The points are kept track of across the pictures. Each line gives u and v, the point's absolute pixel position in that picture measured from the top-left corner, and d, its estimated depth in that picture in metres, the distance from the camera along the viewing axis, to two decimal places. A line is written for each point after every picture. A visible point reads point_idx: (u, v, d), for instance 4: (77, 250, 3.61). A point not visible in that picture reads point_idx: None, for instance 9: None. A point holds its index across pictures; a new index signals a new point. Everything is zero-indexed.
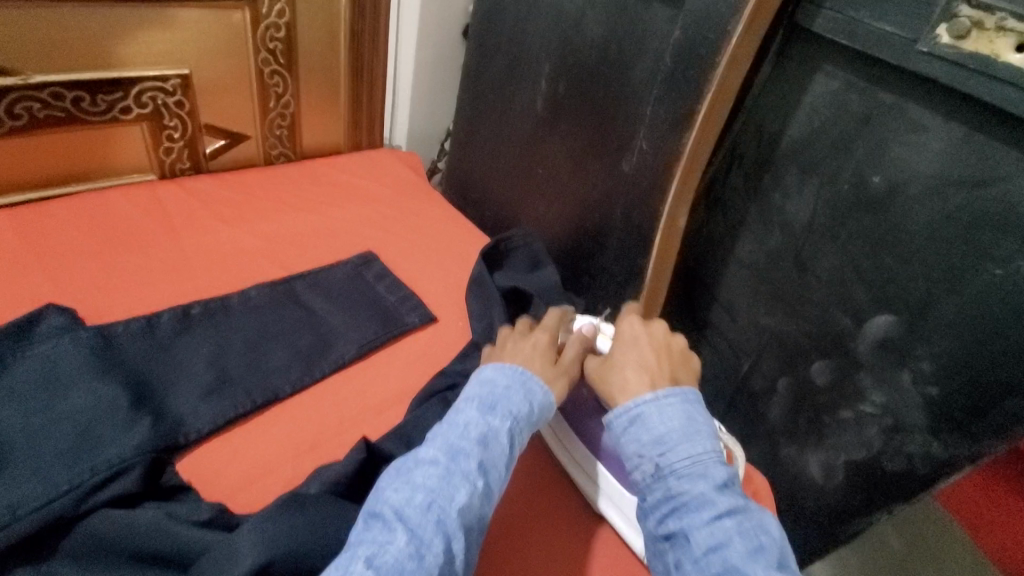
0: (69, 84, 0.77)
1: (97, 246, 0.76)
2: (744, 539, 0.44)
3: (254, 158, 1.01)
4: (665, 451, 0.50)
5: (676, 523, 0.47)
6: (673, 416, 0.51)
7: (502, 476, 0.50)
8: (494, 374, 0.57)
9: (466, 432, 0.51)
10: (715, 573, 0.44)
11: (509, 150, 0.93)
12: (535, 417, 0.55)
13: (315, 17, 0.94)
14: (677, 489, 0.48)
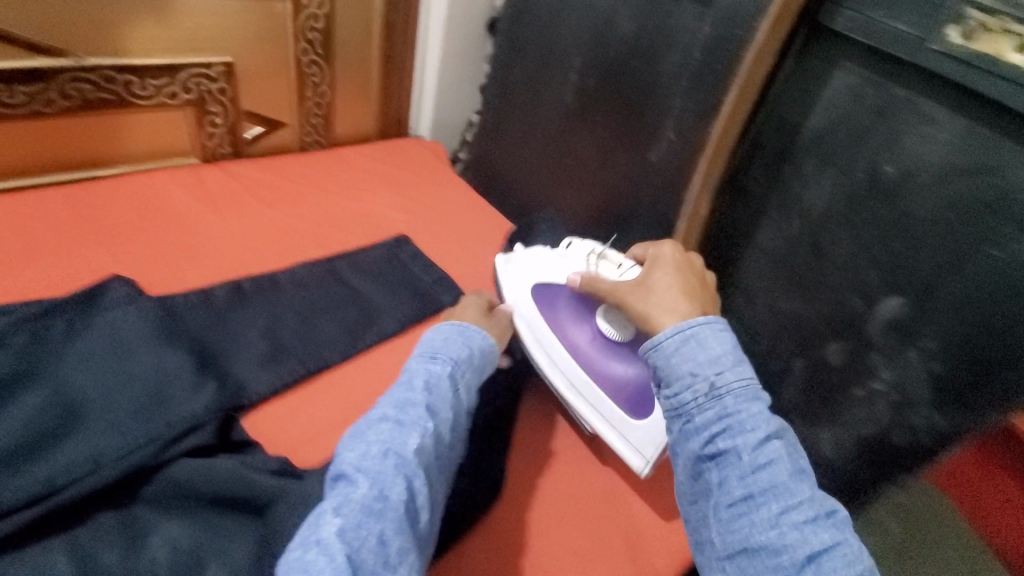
0: (120, 67, 0.79)
1: (148, 223, 0.79)
2: (792, 460, 0.44)
3: (289, 145, 1.05)
4: (720, 370, 0.47)
5: (725, 441, 0.46)
6: (723, 341, 0.49)
7: (450, 417, 0.55)
8: (434, 334, 0.63)
9: (411, 391, 0.55)
10: (763, 489, 0.44)
11: (538, 140, 0.98)
12: (474, 367, 0.61)
13: (352, 9, 0.98)
14: (730, 409, 0.46)
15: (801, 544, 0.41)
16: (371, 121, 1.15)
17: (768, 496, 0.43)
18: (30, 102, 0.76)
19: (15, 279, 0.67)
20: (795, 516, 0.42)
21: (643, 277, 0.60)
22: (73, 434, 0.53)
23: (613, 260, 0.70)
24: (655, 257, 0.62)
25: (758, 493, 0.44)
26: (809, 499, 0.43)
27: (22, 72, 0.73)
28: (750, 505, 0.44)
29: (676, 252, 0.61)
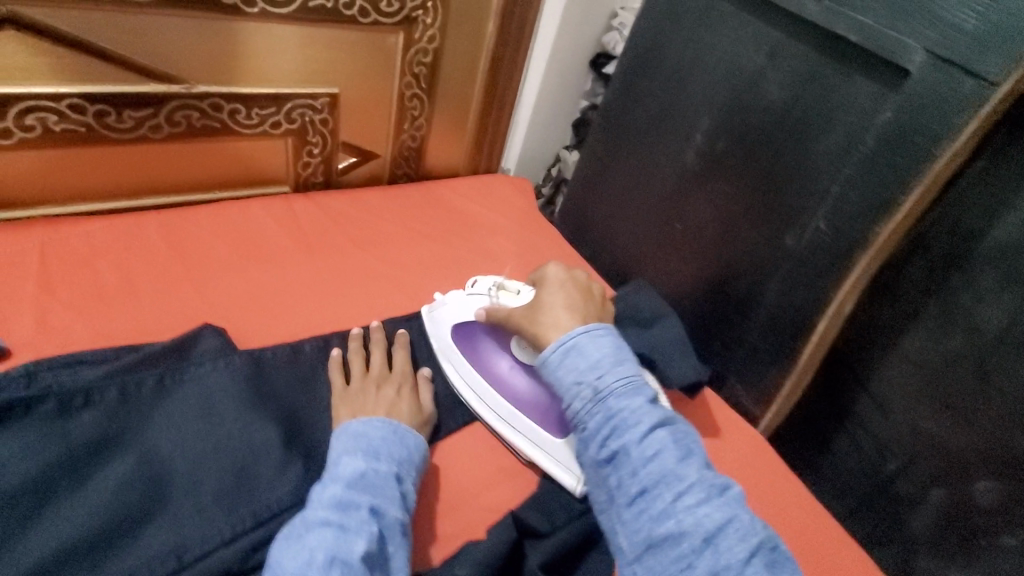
0: (229, 96, 0.76)
1: (240, 262, 0.75)
2: (676, 448, 0.48)
3: (379, 175, 1.01)
4: (600, 374, 0.52)
5: (614, 441, 0.50)
6: (603, 347, 0.54)
7: (401, 517, 0.50)
8: (368, 427, 0.57)
9: (329, 490, 0.49)
10: (655, 480, 0.47)
11: (644, 198, 0.90)
12: (416, 460, 0.56)
13: (461, 44, 0.93)
14: (615, 410, 0.51)
15: (698, 527, 0.44)
16: (462, 154, 1.10)
17: (661, 486, 0.47)
18: (137, 127, 0.73)
19: (107, 320, 0.64)
20: (688, 501, 0.45)
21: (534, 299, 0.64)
22: (155, 518, 0.49)
23: (512, 289, 0.70)
24: (547, 279, 0.66)
25: (652, 485, 0.47)
26: (701, 482, 0.46)
27: (134, 99, 0.70)
28: (646, 498, 0.47)
29: (560, 272, 0.66)
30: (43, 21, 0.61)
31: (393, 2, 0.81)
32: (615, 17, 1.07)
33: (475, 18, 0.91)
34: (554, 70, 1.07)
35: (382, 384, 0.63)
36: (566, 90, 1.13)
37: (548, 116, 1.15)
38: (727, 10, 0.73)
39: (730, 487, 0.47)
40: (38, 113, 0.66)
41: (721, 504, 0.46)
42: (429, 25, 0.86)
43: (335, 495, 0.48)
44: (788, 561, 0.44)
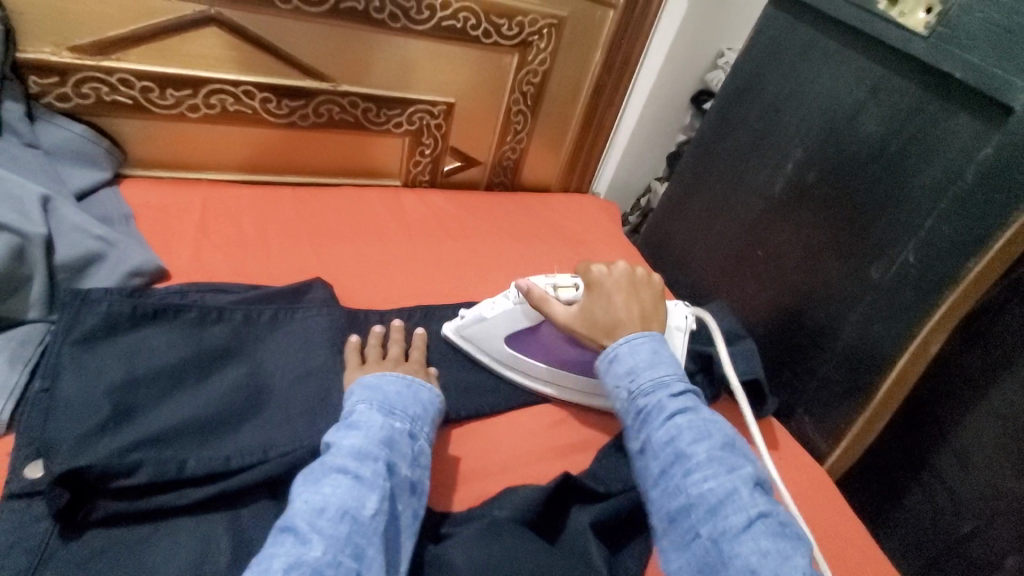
0: (366, 96, 0.89)
1: (351, 235, 0.87)
2: (691, 431, 0.51)
3: (478, 181, 1.11)
4: (634, 376, 0.57)
5: (640, 431, 0.54)
6: (640, 351, 0.59)
7: (410, 474, 0.52)
8: (383, 385, 0.58)
9: (348, 441, 0.50)
10: (671, 461, 0.50)
11: (726, 225, 0.92)
12: (428, 420, 0.58)
13: (569, 69, 1.01)
14: (643, 404, 0.55)
15: (703, 498, 0.47)
16: (557, 172, 1.17)
17: (675, 466, 0.50)
18: (291, 115, 0.87)
19: (242, 263, 0.76)
20: (696, 477, 0.48)
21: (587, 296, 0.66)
22: (252, 420, 0.58)
23: (568, 285, 0.69)
24: (600, 274, 0.68)
25: (668, 465, 0.50)
26: (710, 459, 0.49)
27: (292, 90, 0.85)
28: (664, 477, 0.50)
29: (603, 271, 0.68)
30: (238, 22, 0.77)
31: (514, 27, 0.91)
32: (721, 57, 1.12)
33: (584, 46, 0.99)
34: (654, 101, 1.12)
35: (398, 364, 0.65)
36: (664, 122, 1.18)
37: (644, 146, 1.20)
38: (832, 47, 0.75)
39: (741, 470, 0.49)
40: (221, 94, 0.82)
41: (729, 481, 0.48)
42: (543, 49, 0.96)
43: (354, 446, 0.49)
44: (789, 534, 0.45)
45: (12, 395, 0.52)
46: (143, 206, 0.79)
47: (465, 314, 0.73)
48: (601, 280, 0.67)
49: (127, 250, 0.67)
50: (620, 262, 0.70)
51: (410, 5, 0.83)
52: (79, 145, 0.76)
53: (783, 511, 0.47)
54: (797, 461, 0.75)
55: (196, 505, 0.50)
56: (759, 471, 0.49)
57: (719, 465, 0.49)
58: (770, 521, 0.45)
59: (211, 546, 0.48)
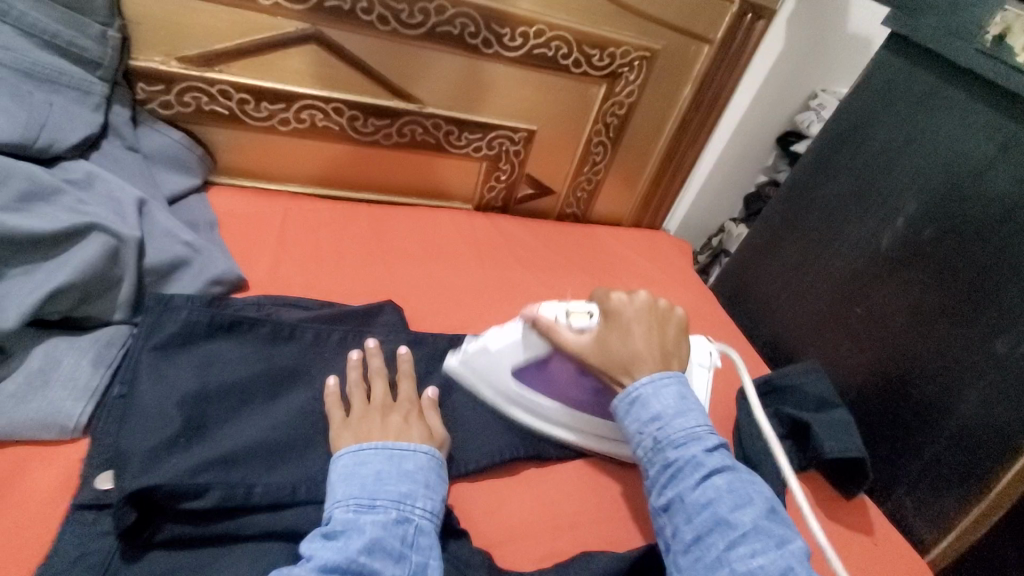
0: (449, 119, 0.89)
1: (422, 257, 0.85)
2: (732, 496, 0.47)
3: (549, 210, 1.09)
4: (660, 422, 0.52)
5: (670, 488, 0.49)
6: (667, 394, 0.54)
7: (403, 570, 0.43)
8: (361, 464, 0.49)
9: (321, 551, 0.42)
10: (709, 528, 0.45)
11: (819, 277, 0.85)
12: (422, 491, 0.49)
13: (655, 102, 0.98)
14: (673, 458, 0.50)
15: None
16: (630, 206, 1.13)
17: (715, 534, 0.45)
18: (375, 133, 0.88)
19: (317, 278, 0.75)
20: (741, 550, 0.44)
21: (604, 327, 0.60)
22: (316, 447, 0.55)
23: (582, 313, 0.61)
24: (620, 304, 0.62)
25: (705, 532, 0.45)
26: (757, 531, 0.45)
27: (380, 110, 0.85)
28: (700, 545, 0.45)
29: (625, 300, 0.62)
30: (336, 41, 0.77)
31: (605, 58, 0.89)
32: (814, 98, 1.06)
33: (674, 81, 0.96)
34: (738, 140, 1.08)
35: (389, 411, 0.56)
36: (747, 162, 1.13)
37: (722, 185, 1.16)
38: (958, 96, 0.69)
39: (788, 543, 0.44)
40: (311, 109, 0.83)
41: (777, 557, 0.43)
42: (632, 81, 0.93)
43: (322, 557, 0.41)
44: None
45: (92, 399, 0.51)
46: (227, 215, 0.80)
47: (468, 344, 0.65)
48: (623, 309, 0.61)
49: (211, 258, 0.67)
50: (642, 292, 0.63)
51: (504, 32, 0.82)
52: (176, 150, 0.77)
53: None
54: (894, 550, 0.66)
55: (261, 534, 0.48)
56: (806, 546, 0.45)
57: (763, 535, 0.44)
58: None
59: None
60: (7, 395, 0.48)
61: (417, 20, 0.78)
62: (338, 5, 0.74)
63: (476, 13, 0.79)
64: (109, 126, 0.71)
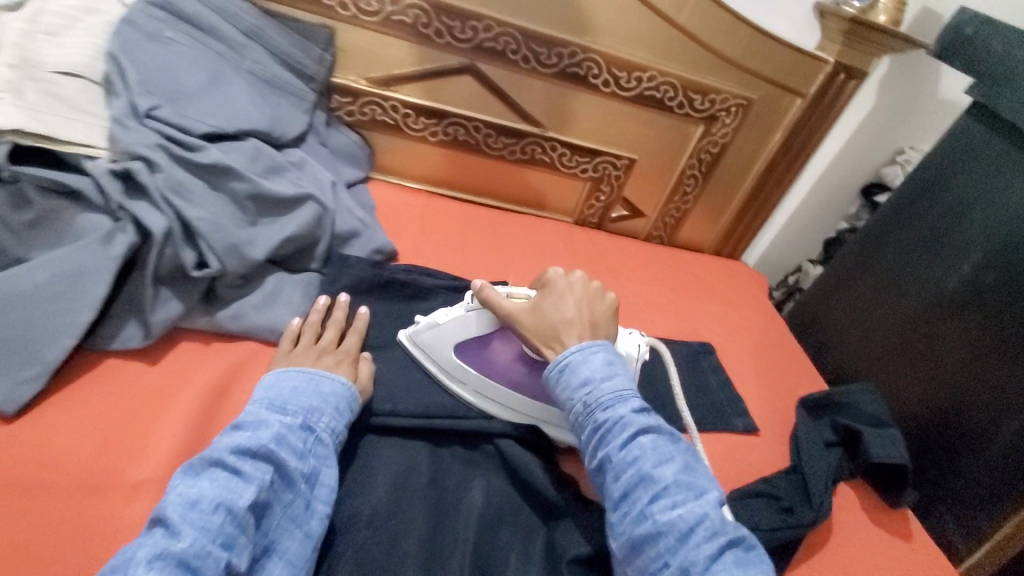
0: (564, 143, 1.05)
1: (529, 255, 1.01)
2: (654, 453, 0.55)
3: (638, 232, 1.22)
4: (592, 390, 0.59)
5: (600, 449, 0.56)
6: (595, 364, 0.61)
7: (302, 466, 0.53)
8: (281, 379, 0.59)
9: (231, 438, 0.51)
10: (634, 483, 0.53)
11: (886, 313, 0.93)
12: (330, 410, 0.58)
13: (747, 145, 1.10)
14: (602, 420, 0.57)
15: (672, 524, 0.51)
16: (713, 236, 1.25)
17: (639, 487, 0.53)
18: (503, 149, 1.05)
19: (447, 260, 0.93)
20: (662, 501, 0.52)
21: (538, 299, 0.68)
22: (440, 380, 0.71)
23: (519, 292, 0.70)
24: (554, 278, 0.70)
25: (631, 487, 0.53)
26: (676, 484, 0.53)
27: (510, 131, 1.03)
28: (627, 500, 0.53)
29: (558, 277, 0.69)
30: (487, 73, 0.96)
31: (706, 103, 1.03)
32: (900, 154, 1.15)
33: (767, 127, 1.08)
34: (822, 186, 1.18)
35: (324, 353, 0.65)
36: (828, 207, 1.22)
37: (802, 227, 1.25)
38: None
39: (704, 493, 0.53)
40: (455, 126, 1.02)
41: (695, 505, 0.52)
42: (728, 124, 1.06)
43: (234, 441, 0.50)
44: (756, 561, 0.51)
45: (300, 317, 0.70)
46: (383, 202, 1.00)
47: (419, 319, 0.71)
48: (556, 286, 0.69)
49: (375, 232, 0.86)
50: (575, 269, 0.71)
51: (622, 75, 0.98)
52: (351, 149, 0.99)
53: (745, 532, 0.53)
54: (931, 557, 0.72)
55: (408, 428, 0.64)
56: (721, 493, 0.54)
57: (680, 485, 0.53)
58: (737, 548, 0.50)
59: (417, 464, 0.62)
60: (252, 305, 0.67)
61: (553, 61, 0.95)
62: (493, 46, 0.93)
63: (601, 58, 0.96)
64: (311, 126, 0.93)
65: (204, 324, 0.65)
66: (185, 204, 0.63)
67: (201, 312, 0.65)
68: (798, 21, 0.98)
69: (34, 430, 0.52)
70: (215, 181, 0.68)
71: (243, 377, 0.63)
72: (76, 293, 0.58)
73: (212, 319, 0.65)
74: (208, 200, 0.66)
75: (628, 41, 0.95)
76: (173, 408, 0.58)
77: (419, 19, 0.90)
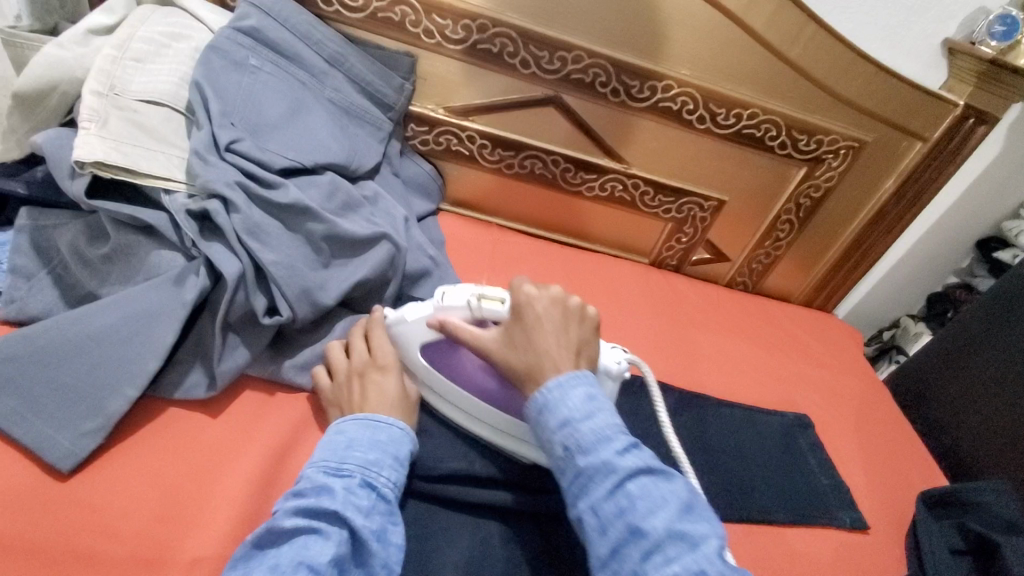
0: (649, 181, 0.98)
1: (605, 300, 0.93)
2: (646, 501, 0.45)
3: (720, 276, 1.12)
4: (570, 429, 0.48)
5: (582, 500, 0.47)
6: (574, 398, 0.50)
7: (371, 523, 0.48)
8: (335, 433, 0.53)
9: (293, 500, 0.47)
10: (622, 538, 0.44)
11: (1019, 395, 0.80)
12: (390, 462, 0.52)
13: (854, 190, 0.99)
14: (583, 466, 0.47)
15: None
16: (804, 286, 1.14)
17: (629, 545, 0.43)
18: (581, 185, 0.99)
19: None
20: (655, 560, 0.42)
21: (508, 326, 0.56)
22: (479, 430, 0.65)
23: (494, 300, 0.59)
24: (528, 296, 0.57)
25: (619, 544, 0.44)
26: (671, 535, 0.43)
27: (590, 166, 0.96)
28: (616, 559, 0.44)
29: (531, 294, 0.57)
30: (572, 105, 0.90)
31: (812, 143, 0.93)
32: None
33: (879, 172, 0.97)
34: (934, 235, 1.05)
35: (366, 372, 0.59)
36: (939, 261, 1.09)
37: (906, 279, 1.12)
38: None
39: (701, 542, 0.43)
40: (533, 159, 0.96)
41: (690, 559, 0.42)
42: (833, 167, 0.96)
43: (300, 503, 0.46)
44: None
45: None
46: (452, 237, 0.95)
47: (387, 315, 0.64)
48: (530, 305, 0.56)
49: (446, 274, 0.80)
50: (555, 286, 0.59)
51: (720, 112, 0.90)
52: (424, 179, 0.94)
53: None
54: None
55: (478, 504, 0.59)
56: (723, 537, 0.44)
57: (672, 535, 0.43)
58: None
59: (489, 551, 0.56)
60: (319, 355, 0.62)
61: (645, 94, 0.88)
62: (581, 77, 0.87)
63: (698, 93, 0.88)
64: (386, 155, 0.89)
65: (271, 373, 0.61)
66: (260, 247, 0.59)
67: (268, 360, 0.61)
68: (925, 58, 0.87)
69: (93, 489, 0.49)
70: (292, 221, 0.64)
71: (309, 437, 0.58)
72: (145, 338, 0.54)
73: (279, 369, 0.61)
74: (284, 241, 0.62)
75: (730, 76, 0.87)
76: (233, 470, 0.53)
77: (506, 48, 0.85)
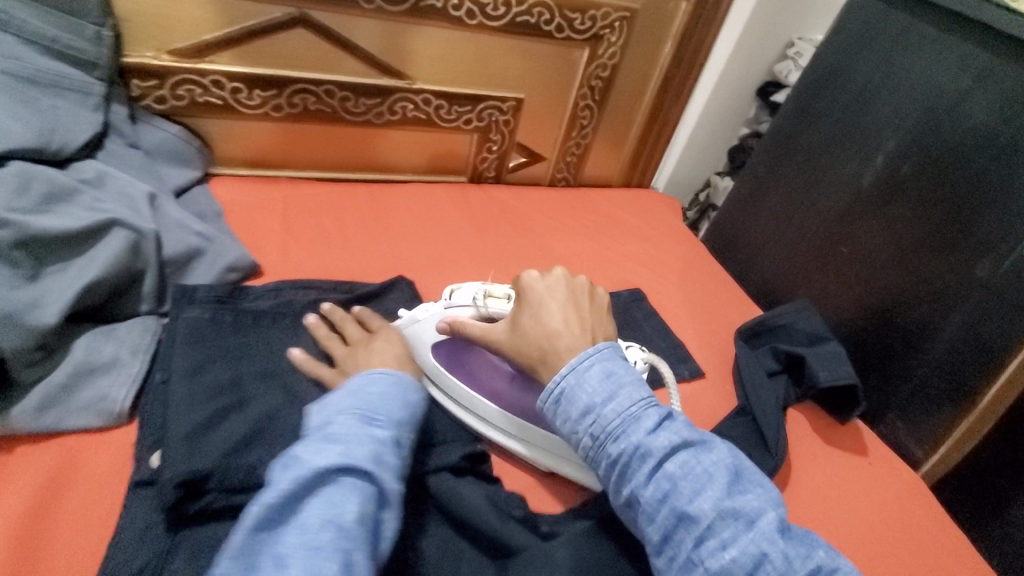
0: (438, 93, 0.90)
1: (424, 232, 0.88)
2: (689, 481, 0.43)
3: (541, 177, 1.11)
4: (597, 416, 0.46)
5: (621, 486, 0.45)
6: (593, 381, 0.47)
7: (399, 485, 0.44)
8: (369, 384, 0.48)
9: (323, 450, 0.42)
10: (673, 524, 0.42)
11: (810, 217, 0.89)
12: (416, 421, 0.49)
13: (638, 62, 1.00)
14: (616, 454, 0.44)
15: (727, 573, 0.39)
16: (619, 167, 1.17)
17: (680, 531, 0.42)
18: (367, 112, 0.89)
19: (331, 259, 0.78)
20: (711, 545, 0.40)
21: (516, 317, 0.56)
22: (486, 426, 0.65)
23: (500, 296, 0.61)
24: (535, 285, 0.56)
25: (671, 530, 0.42)
26: (723, 516, 0.41)
27: (370, 89, 0.86)
28: (670, 544, 0.42)
29: (539, 285, 0.56)
30: (325, 22, 0.79)
31: (587, 21, 0.90)
32: (790, 47, 1.08)
33: (654, 38, 0.98)
34: (719, 92, 1.08)
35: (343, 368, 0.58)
36: (730, 115, 1.15)
37: (706, 141, 1.17)
38: (930, 35, 0.73)
39: (758, 518, 0.41)
40: (303, 94, 0.84)
41: (751, 540, 0.40)
42: (613, 42, 0.95)
43: (334, 459, 0.41)
44: None
45: (135, 383, 0.55)
46: (233, 203, 0.82)
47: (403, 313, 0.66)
48: (533, 289, 0.56)
49: (224, 246, 0.69)
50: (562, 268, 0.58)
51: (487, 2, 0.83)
52: (174, 145, 0.79)
53: (812, 540, 0.42)
54: (888, 468, 0.72)
55: None
56: (778, 508, 0.42)
57: (727, 516, 0.41)
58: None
59: None
60: (59, 387, 0.51)
61: None
62: None
63: None
64: (109, 124, 0.72)
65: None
66: None
67: None
68: None
69: None
70: None
71: (72, 486, 0.48)
72: None
73: (5, 420, 0.48)
74: None
75: None
76: None
77: None
